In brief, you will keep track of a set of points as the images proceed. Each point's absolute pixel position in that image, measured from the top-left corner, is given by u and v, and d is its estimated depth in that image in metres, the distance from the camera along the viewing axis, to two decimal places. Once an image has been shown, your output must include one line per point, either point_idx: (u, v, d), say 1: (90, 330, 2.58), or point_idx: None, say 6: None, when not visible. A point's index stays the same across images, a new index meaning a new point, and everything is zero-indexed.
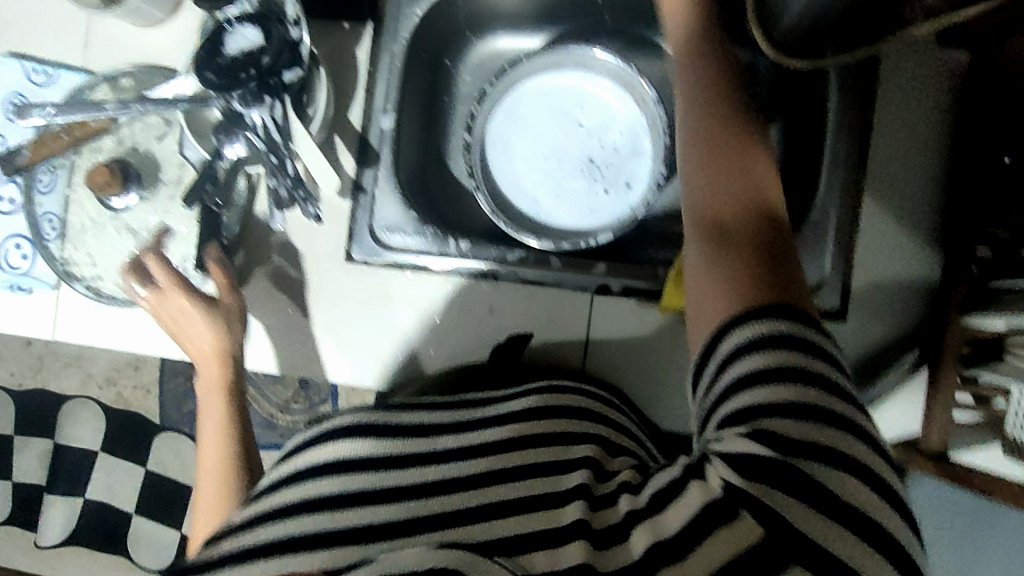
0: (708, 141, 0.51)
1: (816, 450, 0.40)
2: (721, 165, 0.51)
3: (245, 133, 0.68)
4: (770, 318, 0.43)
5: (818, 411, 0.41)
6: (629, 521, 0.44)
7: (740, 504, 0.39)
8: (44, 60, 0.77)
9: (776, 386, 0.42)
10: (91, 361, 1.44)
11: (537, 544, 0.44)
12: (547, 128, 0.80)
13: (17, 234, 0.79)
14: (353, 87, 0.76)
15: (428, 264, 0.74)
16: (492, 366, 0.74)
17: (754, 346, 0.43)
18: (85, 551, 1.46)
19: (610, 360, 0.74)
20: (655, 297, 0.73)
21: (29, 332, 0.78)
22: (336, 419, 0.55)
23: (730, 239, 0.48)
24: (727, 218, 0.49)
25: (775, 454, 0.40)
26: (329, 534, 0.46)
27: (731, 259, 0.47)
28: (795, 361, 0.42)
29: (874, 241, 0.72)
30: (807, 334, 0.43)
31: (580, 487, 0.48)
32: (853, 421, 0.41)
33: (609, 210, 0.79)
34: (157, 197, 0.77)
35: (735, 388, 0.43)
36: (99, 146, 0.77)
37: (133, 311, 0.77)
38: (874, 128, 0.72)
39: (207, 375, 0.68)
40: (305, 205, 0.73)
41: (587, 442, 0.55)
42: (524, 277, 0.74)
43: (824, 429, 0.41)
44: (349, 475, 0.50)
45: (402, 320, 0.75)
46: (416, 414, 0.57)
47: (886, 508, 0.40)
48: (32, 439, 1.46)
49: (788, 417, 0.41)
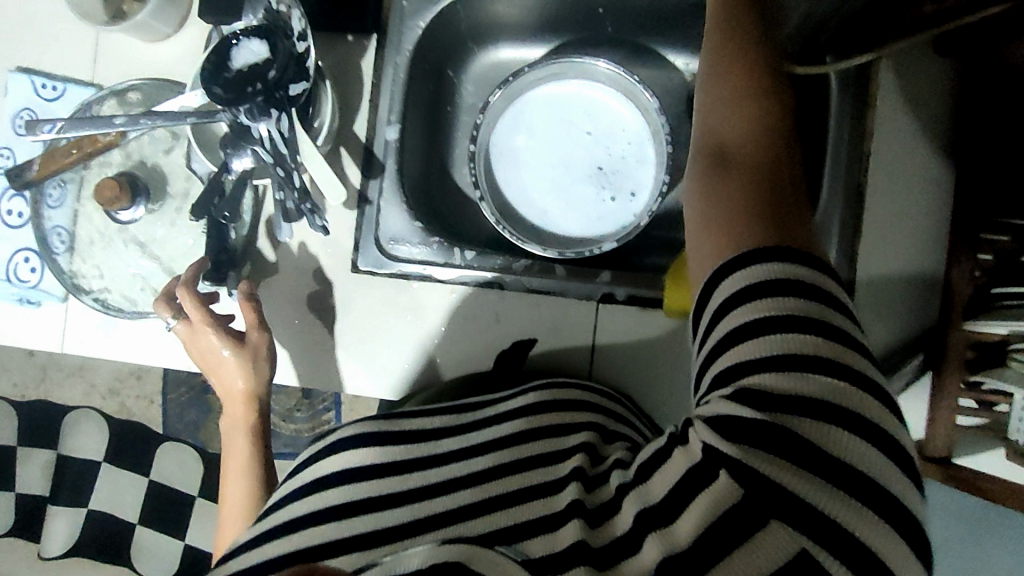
0: (731, 79, 0.52)
1: (808, 406, 0.38)
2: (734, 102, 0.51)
3: (253, 147, 0.69)
4: (761, 262, 0.43)
5: (826, 364, 0.39)
6: (618, 499, 0.44)
7: (721, 465, 0.38)
8: (52, 75, 0.78)
9: (761, 339, 0.41)
10: (94, 372, 1.44)
11: (534, 531, 0.42)
12: (554, 137, 0.81)
13: (25, 248, 0.79)
14: (357, 98, 0.76)
15: (434, 273, 0.75)
16: (498, 370, 0.72)
17: (749, 296, 0.42)
18: (89, 561, 1.46)
19: (615, 367, 0.75)
20: (659, 304, 0.74)
21: (38, 345, 0.79)
22: (340, 431, 0.52)
23: (732, 172, 0.48)
24: (734, 149, 0.50)
25: (762, 415, 0.38)
26: (335, 544, 0.44)
27: (730, 187, 0.48)
28: (792, 312, 0.41)
29: (877, 244, 0.71)
30: (801, 277, 0.42)
31: (575, 471, 0.47)
32: (853, 372, 0.40)
33: (616, 218, 0.79)
34: (163, 211, 0.78)
35: (728, 346, 0.42)
36: (107, 160, 0.78)
37: (141, 322, 0.77)
38: (876, 127, 0.72)
39: (235, 413, 0.70)
40: (311, 217, 0.71)
41: (584, 429, 0.55)
42: (530, 286, 0.75)
43: (818, 382, 0.39)
44: (354, 483, 0.47)
45: (408, 330, 0.75)
46: (421, 418, 0.54)
47: (895, 469, 0.38)
48: (35, 450, 1.46)
49: (779, 371, 0.40)
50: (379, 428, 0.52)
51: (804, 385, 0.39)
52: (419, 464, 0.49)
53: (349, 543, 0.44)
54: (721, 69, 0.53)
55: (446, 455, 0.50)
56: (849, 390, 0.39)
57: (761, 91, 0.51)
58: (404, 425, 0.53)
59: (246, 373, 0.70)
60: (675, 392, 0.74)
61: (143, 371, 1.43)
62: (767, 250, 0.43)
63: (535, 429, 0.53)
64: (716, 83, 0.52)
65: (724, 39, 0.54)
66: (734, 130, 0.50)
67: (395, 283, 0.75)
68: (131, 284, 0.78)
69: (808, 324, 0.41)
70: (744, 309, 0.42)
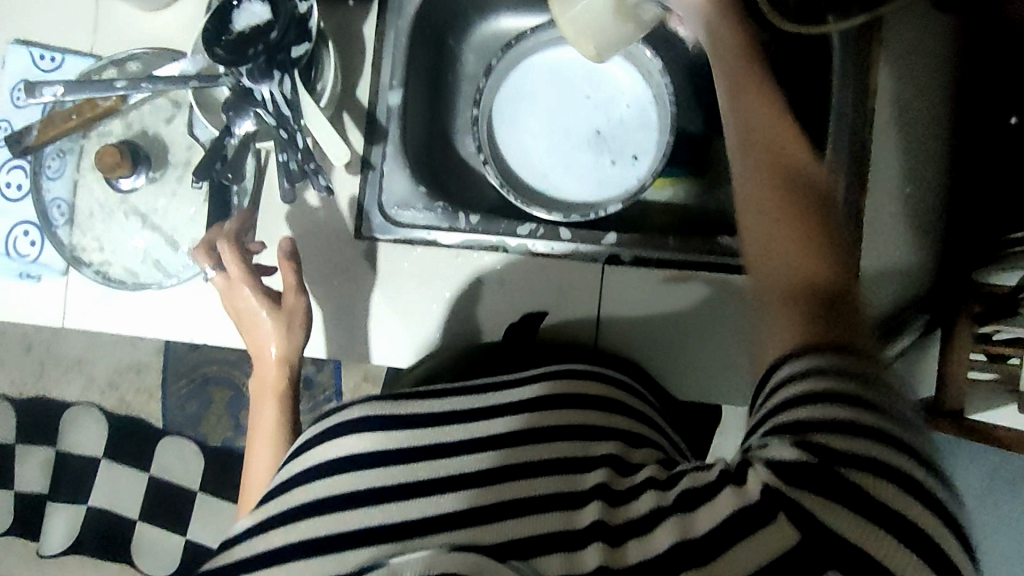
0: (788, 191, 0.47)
1: (866, 463, 0.40)
2: (781, 221, 0.46)
3: (256, 110, 0.68)
4: (827, 355, 0.43)
5: (880, 433, 0.41)
6: (650, 520, 0.43)
7: (777, 506, 0.40)
8: (50, 46, 0.78)
9: (821, 406, 0.42)
10: (93, 364, 1.43)
11: (552, 546, 0.41)
12: (554, 102, 0.81)
13: (25, 221, 0.78)
14: (359, 64, 0.76)
15: (439, 238, 0.75)
16: (506, 344, 0.71)
17: (797, 375, 0.43)
18: (89, 559, 1.43)
19: (623, 332, 0.74)
20: (666, 265, 0.73)
21: (38, 320, 0.78)
22: (347, 411, 0.49)
23: (790, 305, 0.45)
24: (803, 278, 0.45)
25: (821, 462, 0.40)
26: (338, 536, 0.43)
27: (792, 318, 0.45)
28: (846, 385, 0.42)
29: (888, 207, 0.69)
30: (853, 366, 0.42)
31: (598, 487, 0.45)
32: (899, 439, 0.41)
33: (617, 182, 0.79)
34: (164, 179, 0.77)
35: (783, 410, 0.43)
36: (107, 130, 0.77)
37: (143, 294, 0.76)
38: (885, 93, 0.70)
39: (264, 380, 0.68)
40: (315, 178, 0.70)
41: (616, 440, 0.51)
42: (534, 249, 0.74)
43: (873, 445, 0.40)
44: (356, 470, 0.46)
45: (413, 298, 0.75)
46: (430, 399, 0.50)
47: (936, 520, 0.39)
48: (34, 447, 1.44)
49: (840, 433, 0.41)
50: (388, 411, 0.48)
51: (861, 446, 0.40)
52: (424, 455, 0.46)
53: (351, 541, 0.42)
54: (756, 173, 0.48)
55: (453, 446, 0.47)
56: (897, 454, 0.40)
57: (805, 198, 0.47)
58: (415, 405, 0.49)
59: (281, 339, 0.67)
60: (684, 354, 0.73)
61: (142, 364, 1.42)
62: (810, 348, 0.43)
63: (565, 429, 0.49)
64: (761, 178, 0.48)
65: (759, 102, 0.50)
66: (780, 259, 0.46)
67: (399, 249, 0.75)
68: (133, 256, 0.77)
69: (854, 399, 0.42)
70: (790, 388, 0.43)
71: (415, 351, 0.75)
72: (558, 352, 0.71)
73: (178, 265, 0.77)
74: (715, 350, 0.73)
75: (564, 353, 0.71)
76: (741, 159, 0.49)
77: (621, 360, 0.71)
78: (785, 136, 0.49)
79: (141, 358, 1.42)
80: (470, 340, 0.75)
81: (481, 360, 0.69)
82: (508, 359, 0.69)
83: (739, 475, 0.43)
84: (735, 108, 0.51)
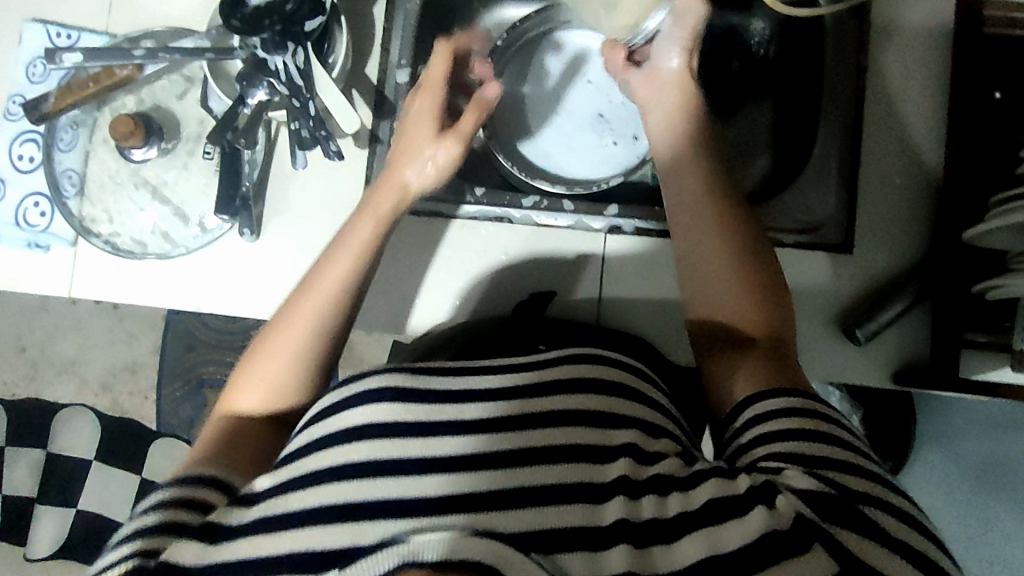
0: (727, 254, 0.61)
1: (869, 496, 0.45)
2: (730, 277, 0.60)
3: (268, 79, 0.70)
4: (785, 415, 0.50)
5: (862, 469, 0.47)
6: (678, 525, 0.46)
7: (814, 537, 0.43)
8: (68, 25, 0.80)
9: (803, 442, 0.48)
10: (87, 366, 1.34)
11: (574, 543, 0.45)
12: (558, 88, 0.84)
13: (36, 193, 0.79)
14: (369, 44, 0.79)
15: (444, 209, 0.76)
16: (517, 317, 0.73)
17: (776, 414, 0.51)
18: (75, 568, 1.33)
19: (624, 312, 0.76)
20: (666, 236, 0.75)
21: (42, 289, 0.78)
22: (366, 378, 0.52)
23: (735, 348, 0.58)
24: (737, 327, 0.59)
25: (835, 490, 0.45)
26: (358, 504, 0.46)
27: (743, 364, 0.56)
28: (807, 426, 0.49)
29: (870, 194, 0.74)
30: (811, 405, 0.51)
31: (620, 480, 0.48)
32: (887, 476, 0.48)
33: (617, 161, 0.82)
34: (175, 152, 0.79)
35: (774, 438, 0.49)
36: (121, 104, 0.80)
37: (148, 263, 0.77)
38: (869, 93, 0.75)
39: (382, 201, 0.67)
40: (327, 143, 0.73)
41: (636, 430, 0.53)
42: (539, 221, 0.76)
43: (872, 483, 0.46)
44: (377, 439, 0.49)
45: (417, 268, 0.77)
46: (448, 376, 0.53)
47: (925, 541, 0.45)
48: (22, 451, 1.31)
49: (844, 471, 0.47)
50: (406, 384, 0.51)
51: (870, 486, 0.46)
52: (431, 428, 0.50)
53: (367, 511, 0.46)
54: (701, 240, 0.62)
55: (458, 424, 0.50)
56: (897, 495, 0.47)
57: (744, 255, 0.61)
58: (430, 379, 0.52)
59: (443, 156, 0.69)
60: (685, 328, 0.75)
61: (139, 366, 1.32)
62: (787, 389, 0.52)
63: (580, 414, 0.51)
64: (700, 241, 0.62)
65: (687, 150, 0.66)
66: (726, 305, 0.60)
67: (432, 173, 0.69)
68: (141, 226, 0.78)
69: (841, 441, 0.48)
70: (771, 426, 0.50)
71: (420, 321, 0.77)
72: (562, 327, 0.72)
73: (185, 235, 0.77)
74: None
75: (574, 328, 0.72)
76: (687, 239, 0.63)
77: (623, 332, 0.73)
78: (724, 224, 0.62)
79: (138, 358, 1.33)
80: (477, 310, 0.77)
81: (484, 338, 0.71)
82: (515, 337, 0.71)
83: (767, 494, 0.45)
84: (686, 207, 0.64)
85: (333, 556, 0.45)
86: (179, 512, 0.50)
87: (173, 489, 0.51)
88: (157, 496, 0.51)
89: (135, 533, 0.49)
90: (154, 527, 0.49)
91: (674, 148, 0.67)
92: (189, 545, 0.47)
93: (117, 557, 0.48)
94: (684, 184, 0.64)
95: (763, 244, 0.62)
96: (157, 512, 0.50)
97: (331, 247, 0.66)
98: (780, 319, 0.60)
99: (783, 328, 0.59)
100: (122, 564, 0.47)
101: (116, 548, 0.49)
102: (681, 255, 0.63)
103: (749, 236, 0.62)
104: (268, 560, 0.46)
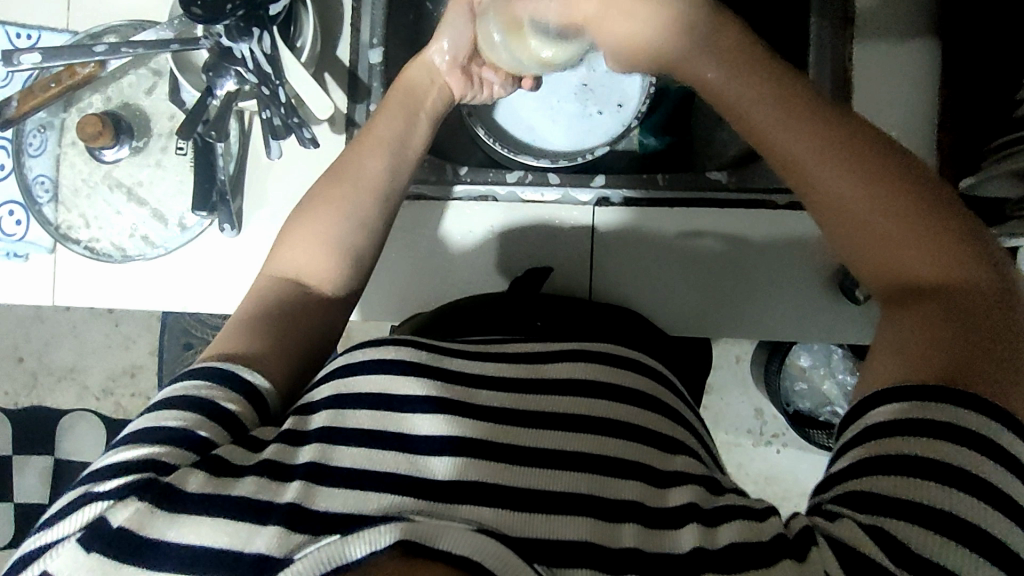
0: (896, 203, 0.50)
1: (939, 568, 0.38)
2: (904, 226, 0.50)
3: (235, 68, 0.68)
4: (897, 437, 0.42)
5: (953, 521, 0.39)
6: (694, 559, 0.41)
7: None
8: (26, 24, 0.77)
9: (894, 478, 0.41)
10: (87, 371, 1.29)
11: (587, 559, 0.41)
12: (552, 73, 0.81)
13: (10, 201, 0.78)
14: (340, 23, 0.76)
15: (427, 192, 0.75)
16: (515, 293, 0.71)
17: (887, 435, 0.42)
18: None
19: (620, 282, 0.74)
20: (655, 204, 0.73)
21: (27, 300, 0.77)
22: (377, 348, 0.51)
23: (929, 304, 0.47)
24: (928, 288, 0.48)
25: (890, 561, 0.39)
26: (361, 474, 0.44)
27: (932, 327, 0.46)
28: (915, 456, 0.41)
29: None
30: (949, 424, 0.41)
31: (634, 504, 0.45)
32: (987, 533, 0.39)
33: (604, 130, 0.80)
34: (148, 149, 0.77)
35: (855, 473, 0.42)
36: (88, 104, 0.78)
37: (130, 267, 0.76)
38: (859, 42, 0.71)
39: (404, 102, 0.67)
40: (299, 130, 0.70)
41: (645, 443, 0.49)
42: (524, 197, 0.75)
43: (950, 542, 0.39)
44: (382, 411, 0.47)
45: (407, 253, 0.76)
46: (460, 354, 0.52)
47: None
48: (32, 457, 1.30)
49: (919, 523, 0.39)
50: (422, 357, 0.50)
51: (944, 549, 0.39)
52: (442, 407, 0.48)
53: (370, 483, 0.43)
54: (842, 179, 0.51)
55: (457, 405, 0.48)
56: (983, 560, 0.38)
57: (921, 207, 0.50)
58: (444, 357, 0.51)
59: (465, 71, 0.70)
60: (683, 300, 0.74)
61: (138, 368, 1.28)
62: (926, 391, 0.42)
63: (575, 416, 0.48)
64: (844, 185, 0.51)
65: (765, 84, 0.56)
66: (911, 253, 0.49)
67: (414, 123, 0.67)
68: (119, 230, 0.76)
69: (974, 484, 0.40)
70: (873, 448, 0.42)
71: (411, 305, 0.77)
72: (561, 303, 0.70)
73: (165, 236, 0.76)
74: (710, 296, 0.73)
75: (570, 301, 0.70)
76: (813, 175, 0.53)
77: (620, 308, 0.71)
78: (877, 174, 0.51)
79: (137, 360, 1.29)
80: (471, 290, 0.76)
81: (472, 309, 0.69)
82: (511, 308, 0.69)
83: (800, 549, 0.41)
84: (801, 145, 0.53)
85: (332, 521, 0.41)
86: (199, 420, 0.47)
87: (196, 390, 0.49)
88: (177, 394, 0.49)
89: (153, 433, 0.46)
90: (174, 432, 0.46)
91: (761, 105, 0.55)
92: (195, 474, 0.44)
93: (131, 455, 0.45)
94: (795, 145, 0.53)
95: (931, 194, 0.50)
96: (178, 414, 0.47)
97: (337, 170, 0.64)
98: (985, 282, 0.48)
99: (995, 293, 0.47)
100: (138, 465, 0.44)
101: (132, 444, 0.46)
102: (825, 219, 0.53)
103: (922, 193, 0.50)
104: (267, 502, 0.43)
